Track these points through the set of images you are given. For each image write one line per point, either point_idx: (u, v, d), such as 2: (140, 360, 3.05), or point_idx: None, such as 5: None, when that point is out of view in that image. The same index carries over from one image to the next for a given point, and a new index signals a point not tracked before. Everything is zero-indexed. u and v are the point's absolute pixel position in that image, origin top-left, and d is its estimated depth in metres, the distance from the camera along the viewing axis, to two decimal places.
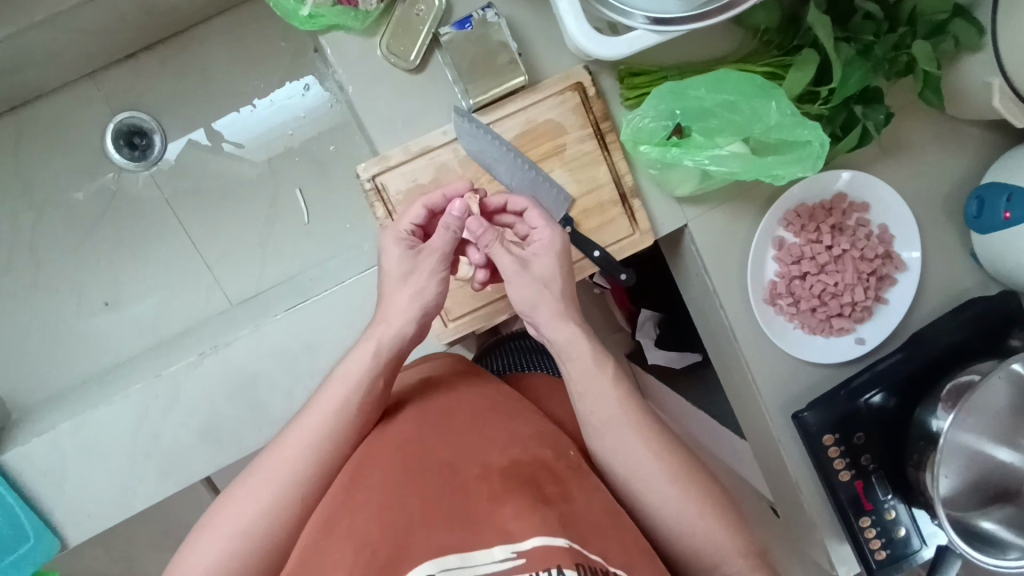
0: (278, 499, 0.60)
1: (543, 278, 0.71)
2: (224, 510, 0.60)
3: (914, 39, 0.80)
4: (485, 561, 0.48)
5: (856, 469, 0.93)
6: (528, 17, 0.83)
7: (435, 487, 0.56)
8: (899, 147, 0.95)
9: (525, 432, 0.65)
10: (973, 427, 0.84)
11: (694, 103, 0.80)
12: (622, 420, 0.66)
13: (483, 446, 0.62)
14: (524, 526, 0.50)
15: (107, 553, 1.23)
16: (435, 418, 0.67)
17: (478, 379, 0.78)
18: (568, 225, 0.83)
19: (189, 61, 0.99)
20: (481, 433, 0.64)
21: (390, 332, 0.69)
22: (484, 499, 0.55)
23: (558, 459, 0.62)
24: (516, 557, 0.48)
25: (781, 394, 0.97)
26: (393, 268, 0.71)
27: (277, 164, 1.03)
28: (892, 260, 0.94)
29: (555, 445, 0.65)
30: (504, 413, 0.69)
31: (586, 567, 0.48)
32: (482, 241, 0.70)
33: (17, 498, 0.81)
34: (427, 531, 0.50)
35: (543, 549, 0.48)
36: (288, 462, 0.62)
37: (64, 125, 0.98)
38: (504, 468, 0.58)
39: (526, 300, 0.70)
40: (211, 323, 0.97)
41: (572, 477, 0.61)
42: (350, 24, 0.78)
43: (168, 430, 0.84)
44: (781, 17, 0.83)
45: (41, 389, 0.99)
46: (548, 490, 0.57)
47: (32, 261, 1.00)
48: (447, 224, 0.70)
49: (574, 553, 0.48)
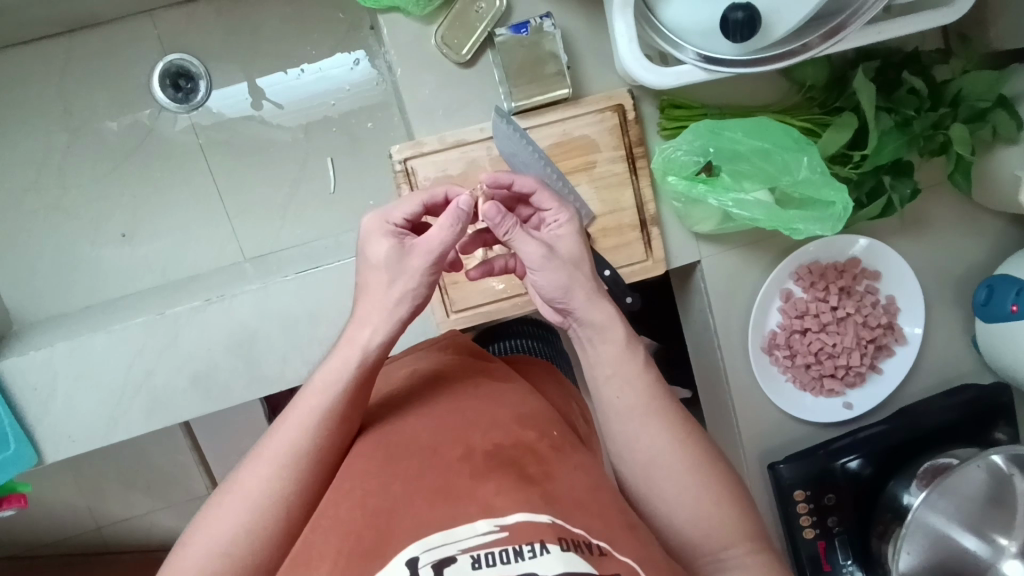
0: (269, 498, 0.56)
1: (572, 260, 0.62)
2: (211, 520, 0.56)
3: (954, 121, 0.81)
4: (466, 536, 0.46)
5: (821, 529, 0.93)
6: (583, 33, 0.84)
7: (418, 470, 0.53)
8: (921, 223, 0.96)
9: (509, 409, 0.62)
10: (942, 508, 0.85)
11: (729, 144, 0.81)
12: (632, 412, 0.63)
13: (465, 429, 0.58)
14: (505, 500, 0.48)
15: (74, 481, 1.24)
16: (419, 400, 0.64)
17: (478, 359, 0.74)
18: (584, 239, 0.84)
19: (246, 15, 1.00)
20: (464, 409, 0.61)
21: (365, 332, 0.60)
22: (464, 481, 0.51)
23: (541, 440, 0.58)
24: (499, 530, 0.46)
25: (761, 443, 0.98)
26: (378, 262, 0.61)
27: (312, 129, 1.05)
28: (893, 331, 0.95)
29: (539, 427, 0.60)
30: (490, 394, 0.64)
31: (570, 540, 0.46)
32: (501, 230, 0.60)
33: (5, 408, 0.83)
34: (412, 513, 0.48)
35: (525, 525, 0.46)
36: (276, 455, 0.57)
37: (114, 55, 1.00)
38: (486, 452, 0.55)
39: (557, 286, 0.62)
40: (220, 274, 0.99)
41: (556, 455, 0.57)
42: (409, 8, 0.79)
43: (161, 369, 0.85)
44: (828, 77, 0.85)
45: (48, 307, 1.01)
46: (528, 469, 0.53)
47: (59, 181, 1.01)
48: (456, 212, 0.58)
49: (556, 529, 0.46)
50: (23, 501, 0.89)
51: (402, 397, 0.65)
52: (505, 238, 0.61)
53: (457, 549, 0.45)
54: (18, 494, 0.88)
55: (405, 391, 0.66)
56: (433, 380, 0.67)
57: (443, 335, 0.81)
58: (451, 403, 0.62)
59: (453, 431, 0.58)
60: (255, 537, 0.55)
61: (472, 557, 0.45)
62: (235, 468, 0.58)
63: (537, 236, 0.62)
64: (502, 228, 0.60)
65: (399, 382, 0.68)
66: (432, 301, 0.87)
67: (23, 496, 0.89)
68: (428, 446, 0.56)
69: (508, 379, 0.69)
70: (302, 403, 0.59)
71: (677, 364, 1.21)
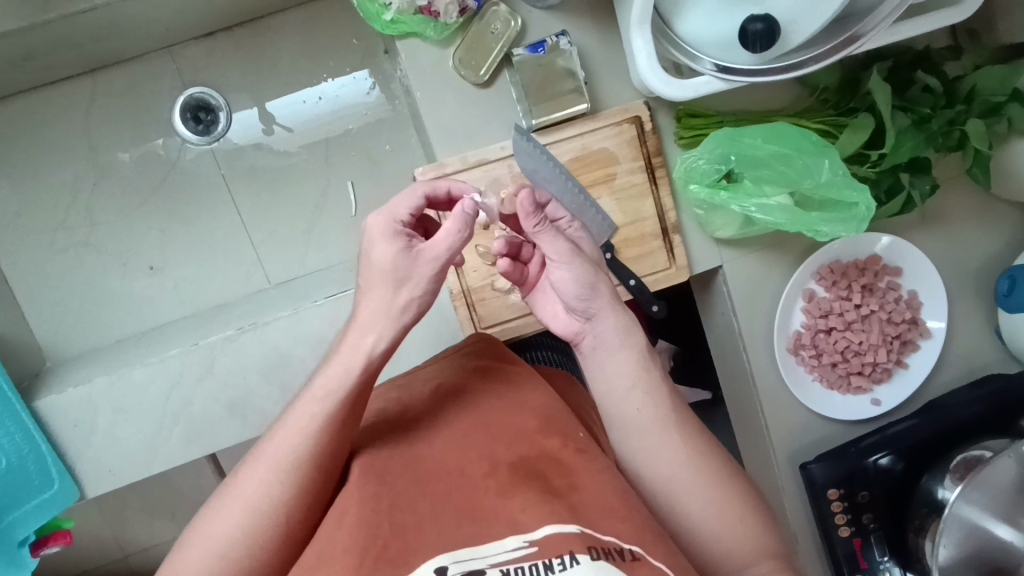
0: (269, 502, 0.55)
1: (595, 261, 0.63)
2: (215, 523, 0.55)
3: (969, 117, 0.82)
4: (494, 552, 0.48)
5: (856, 527, 0.94)
6: (596, 49, 0.85)
7: (446, 486, 0.54)
8: (939, 217, 0.97)
9: (528, 414, 0.60)
10: (977, 502, 0.83)
11: (749, 150, 0.83)
12: (660, 425, 0.60)
13: (489, 439, 0.57)
14: (533, 517, 0.49)
15: (100, 519, 1.23)
16: (440, 410, 0.62)
17: (502, 357, 0.71)
18: (609, 252, 0.86)
19: (262, 45, 1.02)
20: (485, 421, 0.60)
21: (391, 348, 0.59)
22: (489, 498, 0.52)
23: (565, 446, 0.57)
24: (527, 546, 0.47)
25: (791, 443, 0.99)
26: (384, 266, 0.56)
27: (332, 154, 1.06)
28: (918, 326, 0.96)
29: (562, 429, 0.59)
30: (513, 402, 0.62)
31: (600, 548, 0.47)
32: (530, 222, 0.59)
33: (47, 446, 0.84)
34: (440, 528, 0.50)
35: (555, 537, 0.47)
36: (274, 458, 0.56)
37: (135, 91, 1.01)
38: (510, 465, 0.55)
39: (584, 284, 0.61)
40: (249, 302, 1.00)
41: (581, 462, 0.56)
42: (428, 33, 0.80)
43: (198, 401, 0.86)
44: (841, 78, 0.86)
45: (82, 343, 1.03)
46: (553, 482, 0.54)
47: (88, 218, 1.03)
48: (460, 219, 0.56)
49: (585, 538, 0.48)
50: (69, 537, 0.89)
51: (422, 408, 0.63)
52: (534, 232, 0.60)
53: (486, 563, 0.47)
54: (62, 531, 0.89)
55: (428, 397, 0.64)
56: (452, 388, 0.65)
57: (471, 337, 0.75)
58: (474, 412, 0.61)
59: (478, 443, 0.57)
60: (251, 540, 0.55)
61: (502, 572, 0.46)
62: (238, 467, 0.58)
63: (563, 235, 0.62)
64: (534, 218, 0.59)
65: (419, 388, 0.66)
66: (460, 317, 0.89)
67: (68, 533, 0.89)
68: (453, 460, 0.56)
69: (531, 381, 0.66)
70: (303, 410, 0.57)
71: (699, 367, 1.21)
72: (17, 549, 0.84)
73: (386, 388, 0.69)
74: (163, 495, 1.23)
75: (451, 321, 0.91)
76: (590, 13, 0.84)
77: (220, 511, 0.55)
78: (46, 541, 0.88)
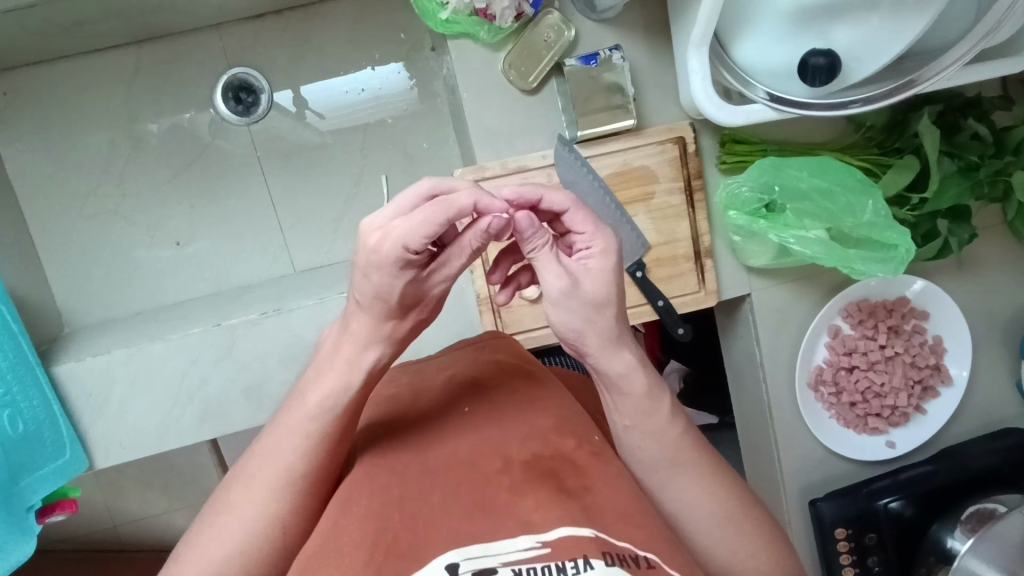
0: (267, 521, 0.51)
1: (598, 301, 0.52)
2: (202, 541, 0.51)
3: (1018, 169, 0.83)
4: (505, 549, 0.41)
5: (861, 568, 0.92)
6: (648, 66, 0.85)
7: (455, 479, 0.47)
8: (973, 266, 0.96)
9: (544, 415, 0.54)
10: (983, 553, 0.80)
11: (792, 182, 0.83)
12: (702, 473, 0.57)
13: (501, 436, 0.51)
14: (547, 514, 0.42)
15: (98, 489, 1.23)
16: (456, 405, 0.56)
17: (524, 357, 0.65)
18: (660, 299, 0.86)
19: (310, 31, 1.02)
20: (499, 421, 0.53)
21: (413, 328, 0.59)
22: (500, 492, 0.45)
23: (580, 447, 0.50)
24: (540, 547, 0.41)
25: (801, 478, 0.98)
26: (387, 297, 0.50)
27: (369, 144, 1.06)
28: (941, 372, 0.95)
29: (578, 429, 0.52)
30: (529, 401, 0.56)
31: (615, 555, 0.41)
32: (528, 244, 0.51)
33: (61, 415, 0.84)
34: (448, 520, 0.43)
35: (569, 539, 0.40)
36: (261, 483, 0.51)
37: (179, 66, 1.01)
38: (524, 461, 0.48)
39: (574, 326, 0.52)
40: (274, 286, 1.01)
41: (595, 465, 0.49)
42: (481, 35, 0.80)
43: (215, 382, 0.86)
44: (888, 118, 0.86)
45: (104, 311, 1.04)
46: (566, 482, 0.46)
47: (120, 189, 1.03)
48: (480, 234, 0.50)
49: (600, 544, 0.41)
50: (74, 507, 0.90)
51: (434, 404, 0.57)
52: (529, 257, 0.51)
53: (498, 561, 0.40)
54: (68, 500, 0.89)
55: (444, 391, 0.58)
56: (469, 385, 0.59)
57: (485, 333, 0.70)
58: (489, 411, 0.55)
59: (491, 438, 0.51)
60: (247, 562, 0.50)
61: (513, 572, 0.40)
62: (224, 487, 0.53)
63: (564, 264, 0.52)
64: (532, 243, 0.51)
65: (433, 383, 0.61)
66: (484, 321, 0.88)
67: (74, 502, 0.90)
68: (463, 455, 0.49)
69: (553, 386, 0.59)
70: (289, 423, 0.52)
71: (710, 390, 1.21)
72: (26, 514, 0.82)
73: (399, 376, 0.64)
74: (163, 472, 1.23)
75: (474, 324, 0.90)
76: (646, 30, 0.84)
77: (212, 521, 0.52)
78: (51, 510, 0.88)
